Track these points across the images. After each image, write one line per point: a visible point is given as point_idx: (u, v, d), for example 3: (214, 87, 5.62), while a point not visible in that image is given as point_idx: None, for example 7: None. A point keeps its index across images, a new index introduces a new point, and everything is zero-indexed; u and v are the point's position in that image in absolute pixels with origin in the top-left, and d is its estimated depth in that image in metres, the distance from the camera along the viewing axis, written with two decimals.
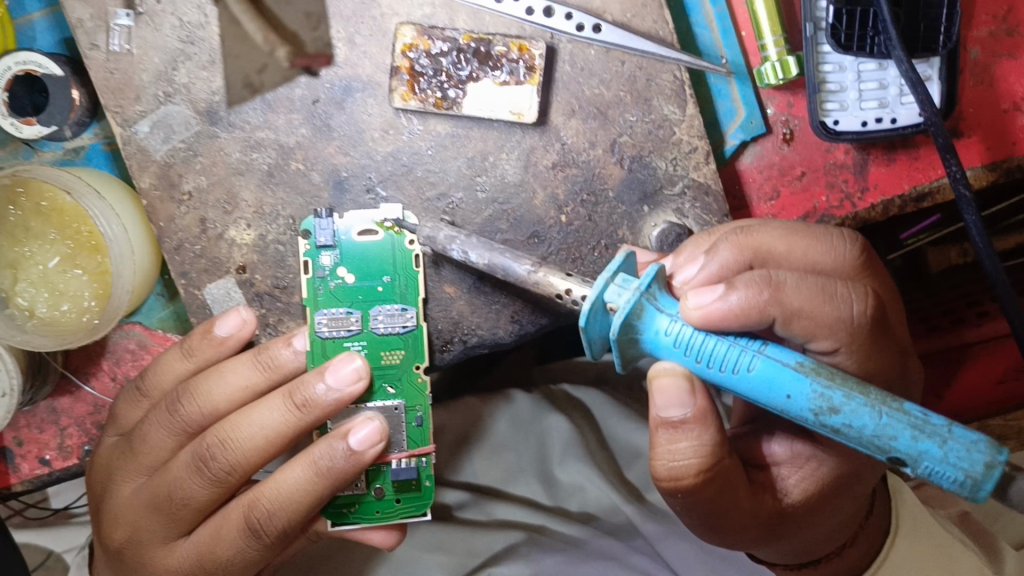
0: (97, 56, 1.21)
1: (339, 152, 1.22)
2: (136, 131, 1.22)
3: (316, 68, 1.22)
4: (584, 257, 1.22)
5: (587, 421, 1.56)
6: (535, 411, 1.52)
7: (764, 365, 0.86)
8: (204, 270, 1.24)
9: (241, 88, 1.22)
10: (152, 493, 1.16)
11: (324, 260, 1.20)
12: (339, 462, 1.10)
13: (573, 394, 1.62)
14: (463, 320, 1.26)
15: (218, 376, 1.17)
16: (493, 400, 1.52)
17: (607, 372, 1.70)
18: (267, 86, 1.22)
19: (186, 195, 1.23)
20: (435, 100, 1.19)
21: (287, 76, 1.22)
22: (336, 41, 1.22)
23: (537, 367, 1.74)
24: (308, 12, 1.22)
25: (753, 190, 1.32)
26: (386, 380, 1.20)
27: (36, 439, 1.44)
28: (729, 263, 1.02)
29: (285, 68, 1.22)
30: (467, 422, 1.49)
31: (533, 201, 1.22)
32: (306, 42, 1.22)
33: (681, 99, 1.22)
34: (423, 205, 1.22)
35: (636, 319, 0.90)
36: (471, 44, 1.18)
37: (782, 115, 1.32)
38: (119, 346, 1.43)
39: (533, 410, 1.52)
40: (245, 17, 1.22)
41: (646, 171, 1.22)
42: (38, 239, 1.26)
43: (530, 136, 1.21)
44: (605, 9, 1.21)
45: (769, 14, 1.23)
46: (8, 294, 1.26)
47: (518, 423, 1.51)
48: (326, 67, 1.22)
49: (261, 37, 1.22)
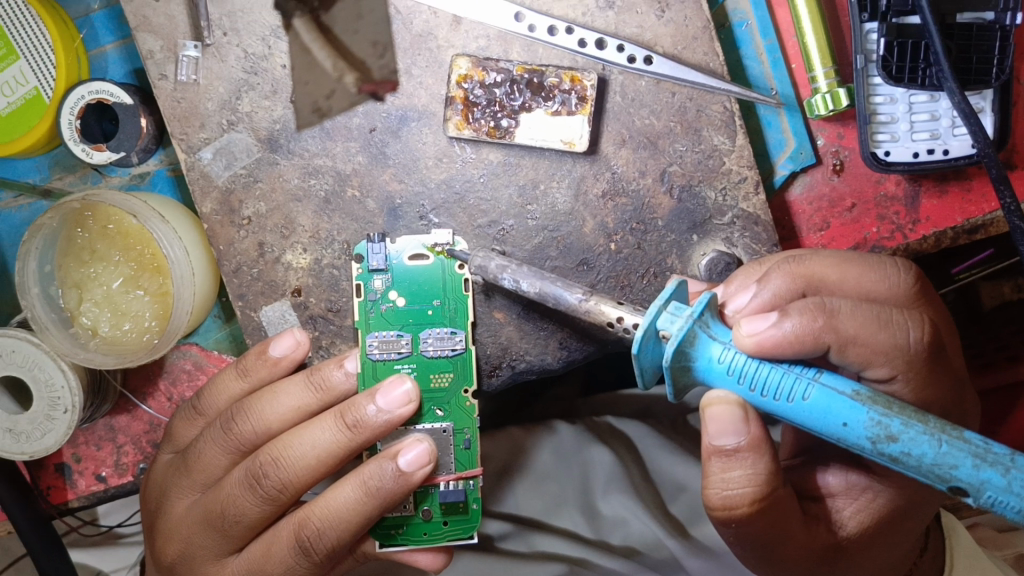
0: (166, 86, 1.26)
1: (393, 179, 1.26)
2: (200, 157, 1.27)
3: (383, 93, 1.25)
4: (633, 285, 1.24)
5: (632, 455, 1.51)
6: (578, 442, 1.50)
7: (819, 393, 0.86)
8: (260, 292, 1.28)
9: (309, 113, 1.26)
10: (206, 509, 1.18)
11: (375, 284, 1.22)
12: (388, 482, 1.11)
13: (617, 426, 1.58)
14: (511, 346, 1.28)
15: (271, 397, 1.19)
16: (538, 431, 1.52)
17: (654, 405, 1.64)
18: (336, 110, 1.26)
19: (245, 220, 1.27)
20: (489, 129, 1.22)
21: (354, 102, 1.26)
22: (399, 70, 1.25)
23: (581, 400, 1.71)
24: (376, 40, 1.26)
25: (803, 222, 1.32)
26: (435, 403, 1.21)
27: (93, 456, 1.48)
28: (781, 290, 1.03)
29: (353, 93, 1.26)
30: (510, 455, 1.50)
31: (583, 229, 1.24)
32: (373, 69, 1.26)
33: (731, 130, 1.23)
34: (474, 232, 1.25)
35: (688, 345, 0.91)
36: (524, 75, 1.21)
37: (832, 146, 1.32)
38: (176, 367, 1.46)
39: (576, 442, 1.50)
40: (315, 45, 1.26)
41: (696, 201, 1.24)
42: (103, 261, 1.30)
43: (580, 165, 1.23)
44: (656, 41, 1.23)
45: (820, 47, 1.24)
46: (73, 313, 1.31)
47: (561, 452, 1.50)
48: (392, 93, 1.25)
49: (330, 63, 1.27)
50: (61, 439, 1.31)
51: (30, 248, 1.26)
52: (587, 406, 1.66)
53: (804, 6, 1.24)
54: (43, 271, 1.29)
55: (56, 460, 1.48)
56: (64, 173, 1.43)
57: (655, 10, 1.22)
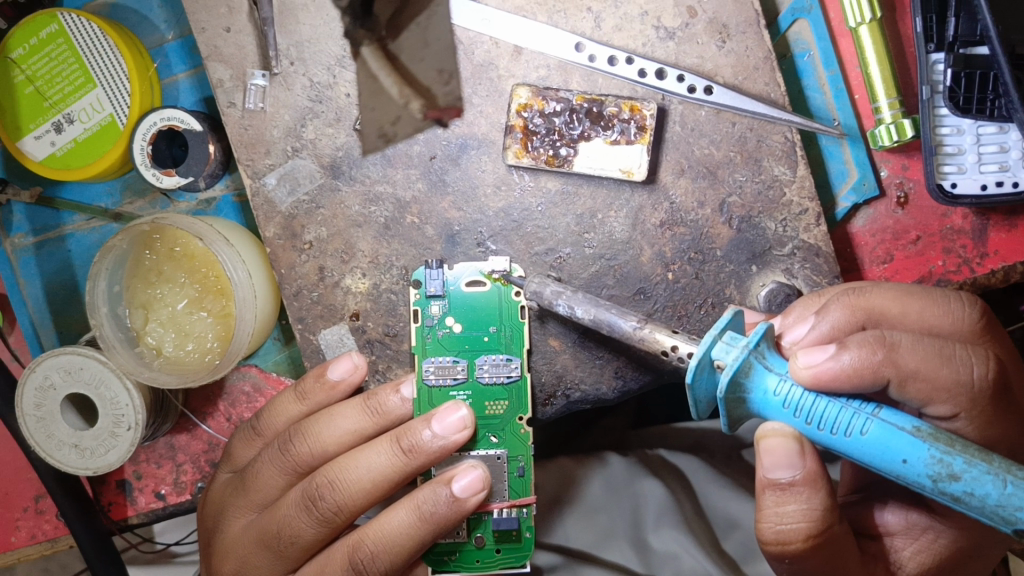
0: (233, 114, 1.30)
1: (452, 207, 1.27)
2: (265, 183, 1.30)
3: (448, 119, 1.27)
4: (690, 315, 1.23)
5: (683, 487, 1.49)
6: (629, 476, 1.49)
7: (878, 429, 0.84)
8: (320, 315, 1.30)
9: (376, 138, 1.28)
10: (262, 529, 1.20)
11: (433, 309, 1.23)
12: (442, 507, 1.11)
13: (669, 460, 1.55)
14: (566, 375, 1.27)
15: (328, 419, 1.21)
16: (588, 463, 1.51)
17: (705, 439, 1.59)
18: (401, 136, 1.28)
19: (307, 245, 1.29)
20: (547, 158, 1.23)
21: (420, 128, 1.28)
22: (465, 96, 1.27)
23: (632, 432, 1.66)
24: (439, 68, 1.27)
25: (865, 254, 1.30)
26: (490, 430, 1.21)
27: (153, 474, 1.51)
28: (839, 323, 1.02)
29: (418, 119, 1.28)
30: (559, 485, 1.48)
31: (640, 258, 1.24)
32: (438, 96, 1.27)
33: (792, 160, 1.22)
34: (531, 259, 1.25)
35: (744, 377, 0.90)
36: (584, 105, 1.21)
37: (896, 178, 1.31)
38: (235, 388, 1.49)
39: (627, 476, 1.49)
40: (382, 73, 1.28)
41: (755, 232, 1.22)
42: (169, 283, 1.34)
43: (639, 194, 1.23)
44: (717, 71, 1.22)
45: (883, 77, 1.23)
46: (138, 332, 1.35)
47: (612, 484, 1.49)
48: (456, 119, 1.27)
49: (396, 91, 1.28)
50: (124, 456, 1.33)
51: (100, 269, 1.30)
52: (638, 437, 1.63)
53: (868, 38, 1.24)
54: (112, 292, 1.33)
55: (118, 476, 1.52)
56: (134, 197, 1.48)
57: (716, 41, 1.22)
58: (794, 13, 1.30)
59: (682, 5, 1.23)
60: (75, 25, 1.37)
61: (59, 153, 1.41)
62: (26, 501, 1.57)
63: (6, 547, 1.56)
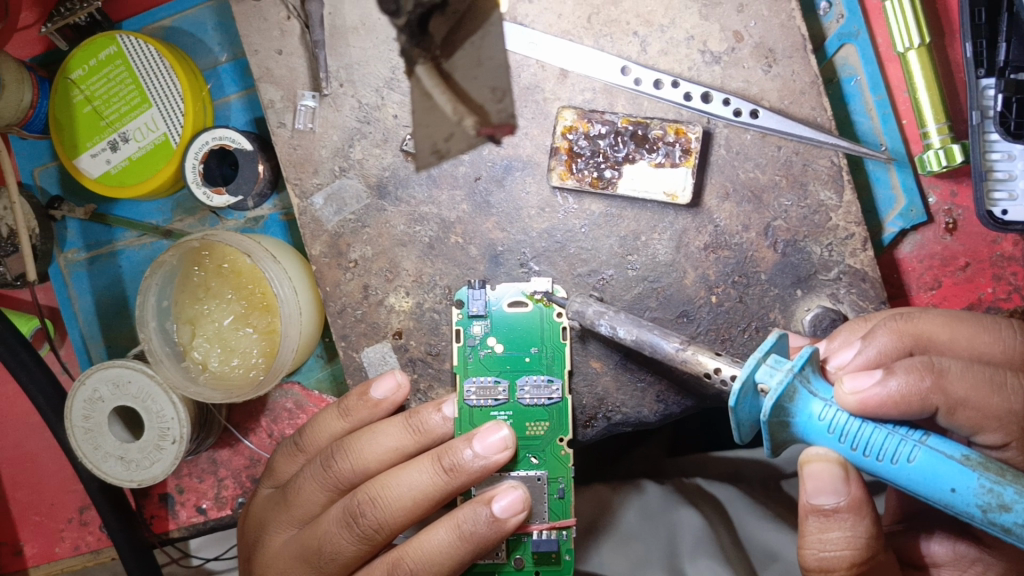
0: (283, 133, 1.32)
1: (496, 228, 1.28)
2: (312, 202, 1.32)
3: (500, 137, 1.28)
4: (734, 339, 1.22)
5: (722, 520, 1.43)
6: (666, 503, 1.44)
7: (926, 456, 0.83)
8: (363, 333, 1.31)
9: (429, 153, 1.29)
10: (303, 545, 1.21)
11: (475, 329, 1.24)
12: (481, 527, 1.11)
13: (706, 489, 1.50)
14: (607, 397, 1.27)
15: (370, 436, 1.22)
16: (624, 489, 1.47)
17: (744, 467, 1.56)
18: (454, 151, 1.29)
19: (352, 263, 1.31)
20: (592, 180, 1.23)
21: (473, 144, 1.28)
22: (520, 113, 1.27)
23: (668, 461, 1.64)
24: (492, 86, 1.27)
25: (912, 279, 1.30)
26: (531, 451, 1.21)
27: (195, 488, 1.53)
28: (887, 348, 1.00)
29: (472, 136, 1.28)
30: (596, 511, 1.45)
31: (684, 281, 1.23)
32: (491, 113, 1.28)
33: (839, 185, 1.21)
34: (573, 280, 1.26)
35: (788, 401, 0.88)
36: (628, 127, 1.22)
37: (944, 204, 1.30)
38: (278, 404, 1.51)
39: (664, 502, 1.45)
40: (438, 92, 1.29)
41: (801, 256, 1.22)
42: (216, 299, 1.36)
43: (683, 217, 1.23)
44: (763, 95, 1.22)
45: (933, 102, 1.25)
46: (185, 347, 1.37)
47: (648, 511, 1.44)
48: (509, 136, 1.28)
49: (450, 107, 1.28)
50: (169, 468, 1.35)
51: (150, 284, 1.33)
52: (675, 467, 1.59)
53: (916, 62, 1.26)
54: (161, 306, 1.35)
55: (160, 490, 1.54)
56: (185, 215, 1.50)
57: (762, 65, 1.22)
58: (841, 38, 1.30)
59: (729, 29, 1.23)
60: (133, 47, 1.41)
61: (114, 171, 1.45)
62: (71, 512, 1.60)
63: (50, 557, 1.60)
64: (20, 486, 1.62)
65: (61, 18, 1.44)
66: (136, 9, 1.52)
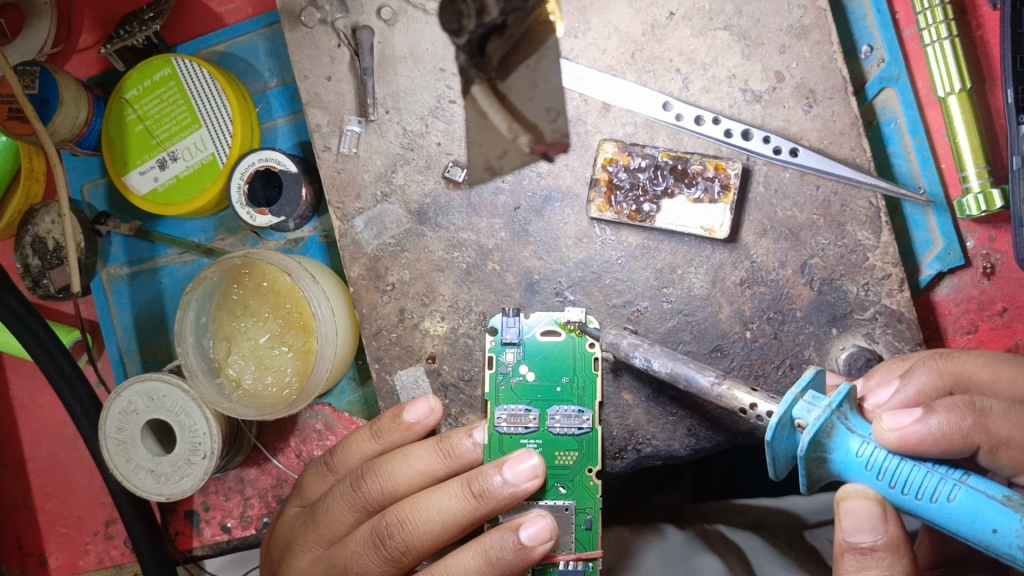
0: (328, 157, 1.35)
1: (533, 256, 1.29)
2: (353, 225, 1.34)
3: (554, 153, 1.30)
4: (768, 375, 1.22)
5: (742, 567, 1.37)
6: (687, 550, 1.38)
7: (967, 496, 0.82)
8: (397, 356, 1.32)
9: (482, 171, 1.32)
10: (330, 564, 1.21)
11: (507, 357, 1.24)
12: (508, 554, 1.10)
13: (729, 536, 1.44)
14: (638, 429, 1.26)
15: (401, 458, 1.22)
16: (645, 533, 1.41)
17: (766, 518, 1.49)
18: (507, 168, 1.31)
19: (389, 286, 1.33)
20: (630, 213, 1.25)
21: (526, 161, 1.31)
22: (573, 133, 1.29)
23: (689, 507, 1.62)
24: (548, 106, 1.30)
25: (949, 322, 1.33)
26: (559, 480, 1.21)
27: (221, 506, 1.55)
28: (926, 387, 1.00)
29: (525, 153, 1.31)
30: (617, 554, 1.39)
31: (719, 315, 1.24)
32: (545, 132, 1.30)
33: (876, 226, 1.22)
34: (608, 311, 1.26)
35: (826, 436, 0.88)
36: (668, 161, 1.24)
37: (982, 248, 1.33)
38: (308, 425, 1.52)
39: (685, 549, 1.38)
40: (491, 110, 1.32)
41: (837, 295, 1.22)
42: (253, 317, 1.37)
43: (720, 252, 1.24)
44: (803, 134, 1.24)
45: (973, 147, 1.25)
46: (220, 364, 1.38)
47: (670, 560, 1.37)
48: (563, 154, 1.29)
49: (505, 126, 1.32)
50: (197, 483, 1.35)
51: (190, 300, 1.34)
52: (697, 511, 1.54)
53: (958, 108, 1.27)
54: (199, 322, 1.37)
55: (187, 506, 1.56)
56: (227, 234, 1.54)
57: (803, 105, 1.24)
58: (882, 81, 1.32)
59: (771, 69, 1.25)
60: (188, 70, 1.46)
61: (161, 188, 1.49)
62: (97, 525, 1.65)
63: (74, 570, 1.64)
64: (49, 496, 1.67)
65: (121, 40, 1.49)
66: (191, 34, 1.58)
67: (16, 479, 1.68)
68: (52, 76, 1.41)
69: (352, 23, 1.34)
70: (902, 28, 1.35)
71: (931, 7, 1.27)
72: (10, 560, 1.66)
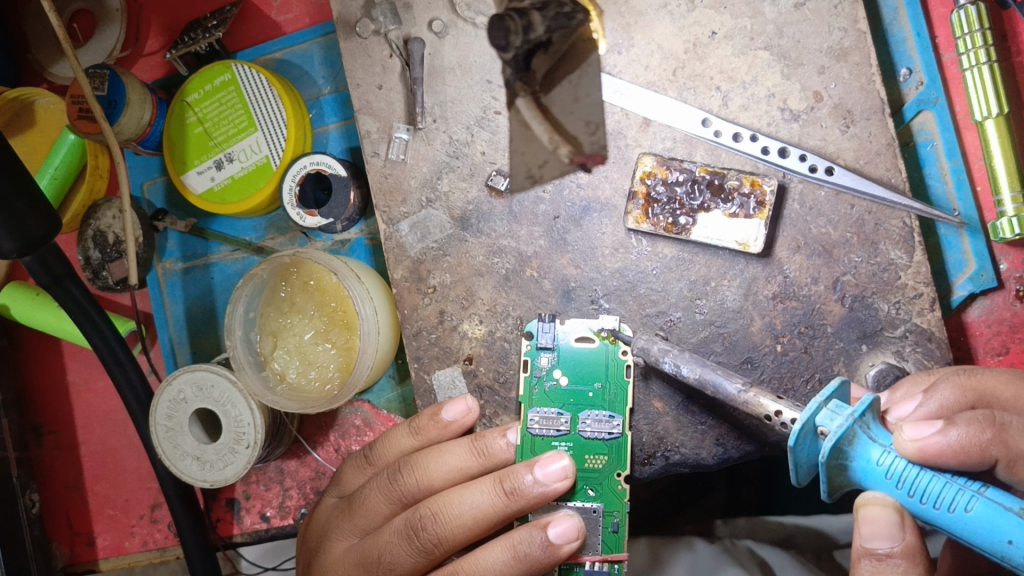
0: (376, 162, 1.41)
1: (571, 264, 1.33)
2: (398, 229, 1.39)
3: (592, 164, 1.34)
4: (797, 388, 1.24)
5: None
6: (715, 561, 1.41)
7: (983, 507, 0.83)
8: (435, 356, 1.37)
9: (524, 178, 1.36)
10: (363, 554, 1.25)
11: (542, 361, 1.29)
12: (536, 550, 1.13)
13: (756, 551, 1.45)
14: (667, 436, 1.29)
15: (437, 454, 1.27)
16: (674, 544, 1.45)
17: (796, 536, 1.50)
18: (547, 177, 1.35)
19: (431, 289, 1.38)
20: (666, 224, 1.28)
21: (565, 171, 1.34)
22: (608, 146, 1.33)
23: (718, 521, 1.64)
24: (588, 119, 1.33)
25: (980, 343, 1.35)
26: (588, 483, 1.23)
27: (261, 496, 1.62)
28: (949, 401, 1.02)
29: (565, 164, 1.35)
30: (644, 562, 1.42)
31: (750, 328, 1.27)
32: (584, 144, 1.34)
33: (909, 245, 1.24)
34: (641, 320, 1.30)
35: (847, 444, 0.90)
36: (705, 176, 1.27)
37: (1016, 271, 1.34)
38: (347, 421, 1.58)
39: (713, 560, 1.41)
40: (535, 122, 1.36)
41: (868, 312, 1.24)
42: (299, 313, 1.42)
43: (753, 266, 1.27)
44: (839, 154, 1.26)
45: (1008, 171, 1.27)
46: (266, 357, 1.43)
47: (697, 567, 1.41)
48: (599, 166, 1.33)
49: (547, 137, 1.35)
50: (241, 471, 1.41)
51: (240, 294, 1.40)
52: (726, 526, 1.56)
53: (994, 132, 1.29)
54: (247, 317, 1.42)
55: (229, 495, 1.63)
56: (277, 234, 1.61)
57: (840, 125, 1.26)
58: (920, 104, 1.35)
59: (810, 89, 1.27)
60: (246, 75, 1.52)
61: (216, 188, 1.56)
62: (143, 509, 1.72)
63: (120, 551, 1.72)
64: (100, 479, 1.75)
65: (185, 45, 1.57)
66: (252, 41, 1.65)
67: (68, 461, 1.76)
68: (120, 79, 1.48)
69: (404, 34, 1.40)
70: (941, 52, 1.38)
71: (970, 32, 1.29)
72: (59, 538, 1.74)
